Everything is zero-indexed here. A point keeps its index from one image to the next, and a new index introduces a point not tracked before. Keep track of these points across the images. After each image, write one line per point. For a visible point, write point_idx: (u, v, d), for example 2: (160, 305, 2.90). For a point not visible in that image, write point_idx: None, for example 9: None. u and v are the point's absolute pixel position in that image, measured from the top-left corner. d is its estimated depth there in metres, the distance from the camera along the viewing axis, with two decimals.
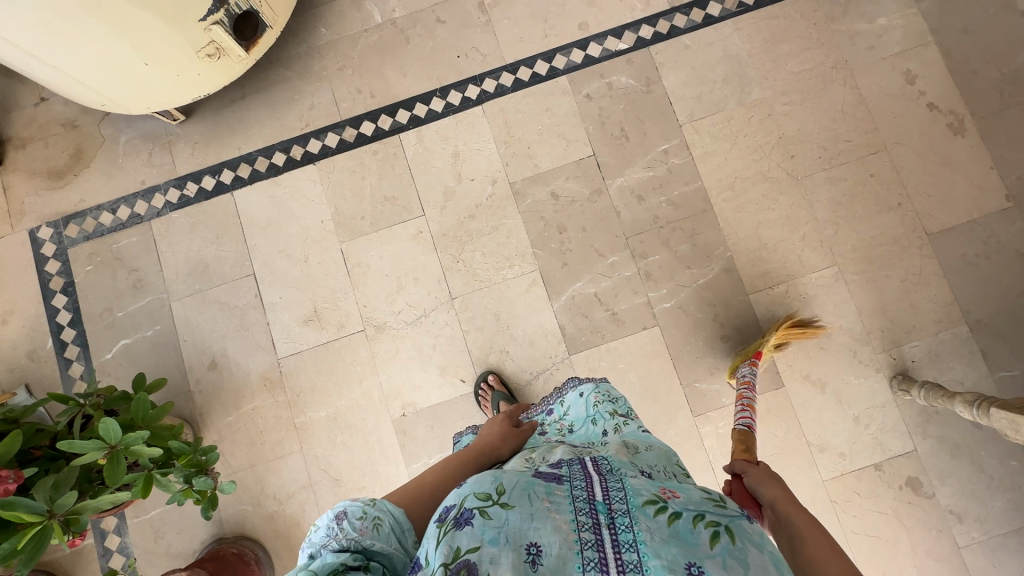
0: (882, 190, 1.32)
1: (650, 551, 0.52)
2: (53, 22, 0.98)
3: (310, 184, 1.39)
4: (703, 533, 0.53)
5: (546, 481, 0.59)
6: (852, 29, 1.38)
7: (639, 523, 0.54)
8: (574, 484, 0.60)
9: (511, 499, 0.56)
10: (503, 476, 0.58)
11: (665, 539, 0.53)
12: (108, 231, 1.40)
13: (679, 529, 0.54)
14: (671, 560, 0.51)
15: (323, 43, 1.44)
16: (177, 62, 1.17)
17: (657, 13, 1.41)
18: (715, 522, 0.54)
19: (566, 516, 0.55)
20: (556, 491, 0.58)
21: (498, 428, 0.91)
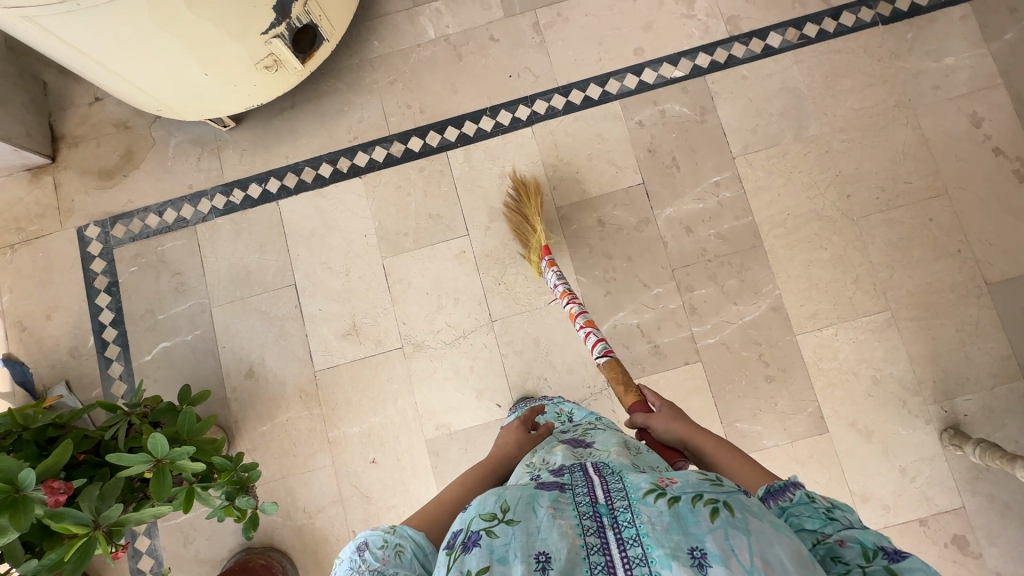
0: (941, 235, 1.28)
1: (653, 541, 0.48)
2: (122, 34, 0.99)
3: (356, 198, 1.38)
4: (703, 510, 0.50)
5: (548, 490, 0.56)
6: (916, 67, 1.34)
7: (641, 515, 0.51)
8: (575, 489, 0.56)
9: (517, 515, 0.52)
10: (506, 493, 0.55)
11: (667, 527, 0.49)
12: (153, 232, 1.41)
13: (679, 511, 0.50)
14: (675, 547, 0.47)
15: (376, 56, 1.44)
16: (236, 73, 1.17)
17: (715, 42, 1.38)
18: (714, 498, 0.51)
19: (570, 520, 0.52)
20: (558, 497, 0.55)
21: (515, 436, 0.85)
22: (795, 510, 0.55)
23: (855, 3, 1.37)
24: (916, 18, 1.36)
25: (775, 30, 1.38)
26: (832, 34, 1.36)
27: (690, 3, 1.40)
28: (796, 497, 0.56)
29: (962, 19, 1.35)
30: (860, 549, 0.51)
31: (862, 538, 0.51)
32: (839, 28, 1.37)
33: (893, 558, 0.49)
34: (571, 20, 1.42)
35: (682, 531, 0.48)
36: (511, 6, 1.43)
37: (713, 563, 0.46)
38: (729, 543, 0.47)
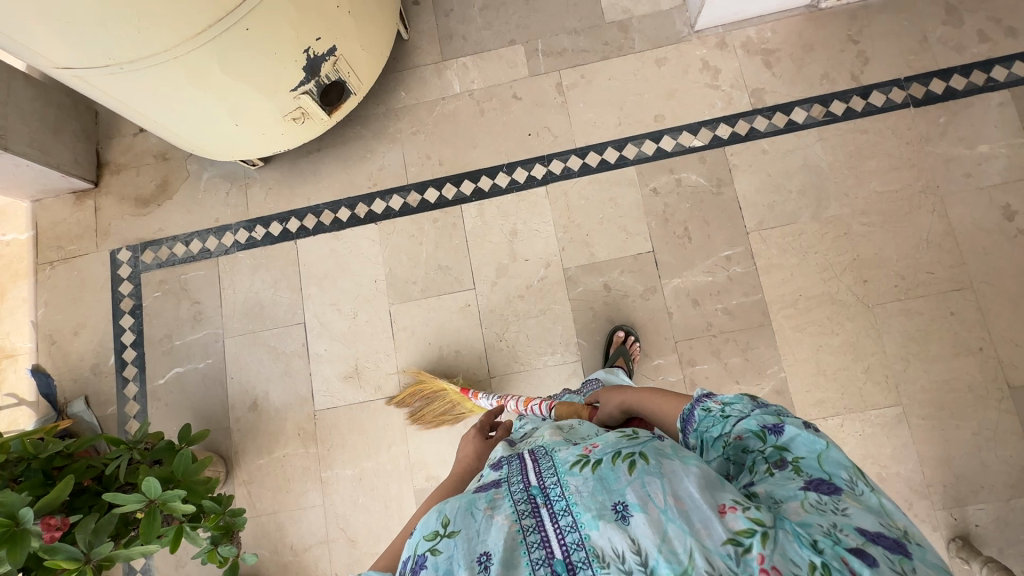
0: (963, 331, 1.23)
1: (582, 507, 0.51)
2: (163, 93, 1.05)
3: (369, 243, 1.43)
4: (622, 466, 0.54)
5: (484, 491, 0.57)
6: (947, 153, 1.30)
7: (569, 487, 0.54)
8: (510, 481, 0.58)
9: (456, 525, 0.52)
10: (445, 507, 0.55)
11: (592, 490, 0.53)
12: (179, 260, 1.49)
13: (602, 473, 0.54)
14: (600, 507, 0.51)
15: (402, 106, 1.49)
16: (265, 124, 1.23)
17: (738, 113, 1.38)
18: (630, 453, 0.55)
19: (506, 512, 0.53)
20: (495, 495, 0.56)
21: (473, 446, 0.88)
22: (702, 426, 0.66)
23: (886, 83, 1.34)
24: (951, 102, 1.32)
25: (800, 106, 1.36)
26: (859, 113, 1.34)
27: (715, 73, 1.40)
28: (700, 413, 0.67)
29: (1000, 106, 1.30)
30: (754, 434, 0.61)
31: (750, 424, 0.61)
32: (867, 107, 1.34)
33: (774, 431, 0.60)
34: (594, 82, 1.43)
35: (605, 491, 0.52)
36: (537, 65, 1.46)
37: (634, 512, 0.49)
38: (645, 489, 0.51)
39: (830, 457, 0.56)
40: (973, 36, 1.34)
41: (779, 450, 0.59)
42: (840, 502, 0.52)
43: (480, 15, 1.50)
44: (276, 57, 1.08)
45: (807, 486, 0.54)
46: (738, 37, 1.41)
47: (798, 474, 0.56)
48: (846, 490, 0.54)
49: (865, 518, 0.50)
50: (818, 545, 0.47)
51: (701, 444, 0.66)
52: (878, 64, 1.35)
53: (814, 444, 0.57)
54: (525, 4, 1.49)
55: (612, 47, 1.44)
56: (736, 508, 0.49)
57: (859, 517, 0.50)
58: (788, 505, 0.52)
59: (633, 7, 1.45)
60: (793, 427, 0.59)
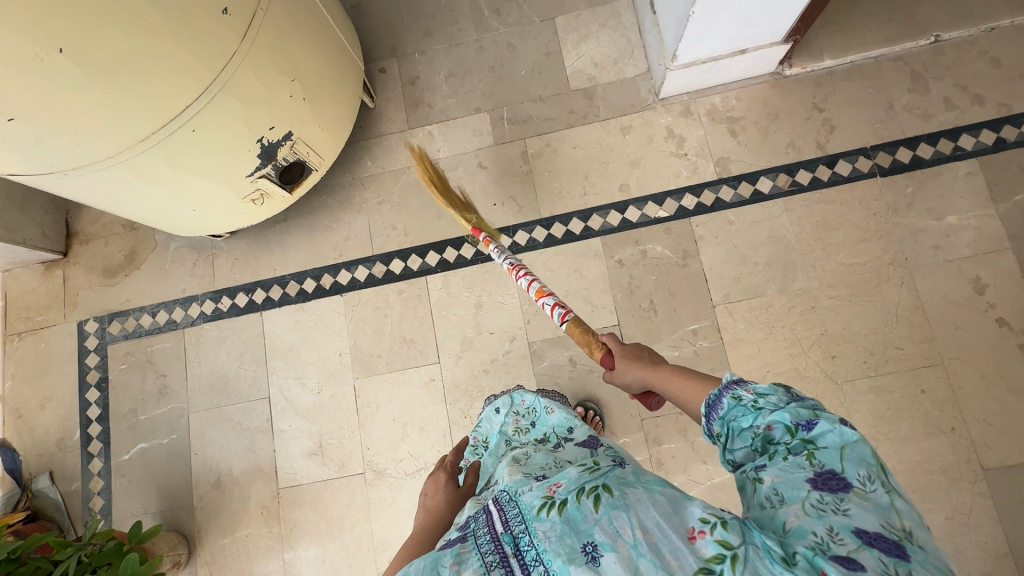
0: (934, 410, 1.20)
1: (551, 554, 0.50)
2: (117, 192, 1.05)
3: (335, 316, 1.42)
4: (587, 503, 0.53)
5: (451, 547, 0.55)
6: (915, 224, 1.28)
7: (537, 534, 0.53)
8: (477, 533, 0.57)
9: None
10: (409, 569, 0.52)
11: (559, 534, 0.51)
12: (145, 332, 1.48)
13: (568, 514, 0.53)
14: (569, 550, 0.50)
15: (368, 175, 1.48)
16: (224, 207, 1.23)
17: (704, 182, 1.36)
18: (593, 488, 0.55)
19: (473, 565, 0.52)
20: (462, 550, 0.54)
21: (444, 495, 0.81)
22: (731, 413, 0.60)
23: (852, 151, 1.33)
24: (918, 171, 1.30)
25: (766, 175, 1.35)
26: (826, 182, 1.32)
27: (680, 141, 1.39)
28: (727, 402, 0.61)
29: (968, 175, 1.29)
30: (783, 427, 0.56)
31: (783, 417, 0.56)
32: (833, 177, 1.32)
33: (807, 426, 0.54)
34: (560, 150, 1.43)
35: (573, 533, 0.51)
36: (502, 133, 1.46)
37: (603, 551, 0.48)
38: (612, 525, 0.50)
39: (857, 452, 0.51)
40: (939, 104, 1.33)
41: (804, 444, 0.54)
42: (844, 501, 0.48)
43: (446, 83, 1.50)
44: (227, 149, 1.07)
45: (816, 479, 0.50)
46: (703, 105, 1.40)
47: (811, 463, 0.52)
48: (856, 487, 0.49)
49: (866, 519, 0.46)
50: (795, 559, 0.44)
51: (728, 432, 0.60)
52: (844, 132, 1.34)
53: (845, 438, 0.52)
54: (491, 72, 1.49)
55: (577, 115, 1.44)
56: (705, 530, 0.47)
57: (860, 518, 0.46)
58: (789, 506, 0.49)
59: (598, 74, 1.45)
60: (827, 423, 0.53)
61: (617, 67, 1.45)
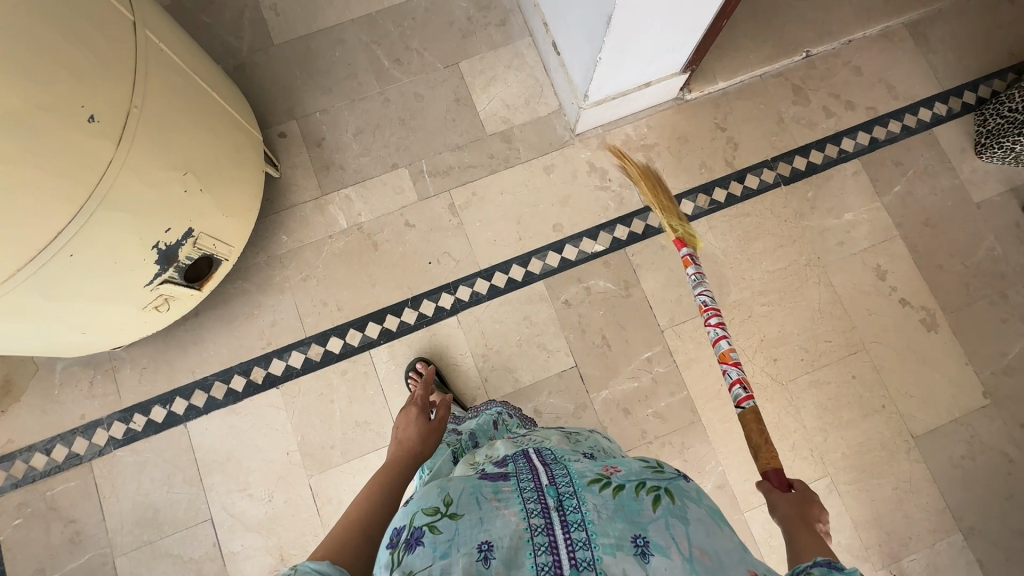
0: (866, 392, 1.32)
1: (598, 528, 0.53)
2: None
3: (274, 412, 1.28)
4: (645, 500, 0.57)
5: (493, 482, 0.60)
6: (821, 225, 1.40)
7: (586, 503, 0.56)
8: (519, 476, 0.60)
9: (460, 508, 0.55)
10: (450, 487, 0.58)
11: (611, 515, 0.54)
12: (40, 475, 1.25)
13: (623, 499, 0.56)
14: (618, 534, 0.53)
15: (285, 251, 1.36)
16: (121, 321, 1.06)
17: (632, 212, 1.40)
18: (656, 487, 0.58)
19: (514, 507, 0.55)
20: (503, 488, 0.58)
21: (415, 428, 0.82)
22: None
23: (756, 165, 1.43)
24: (814, 176, 1.42)
25: (686, 197, 1.41)
26: (740, 197, 1.41)
27: (603, 174, 1.42)
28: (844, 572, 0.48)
29: (854, 175, 1.43)
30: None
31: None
32: (745, 191, 1.41)
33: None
34: (487, 197, 1.40)
35: (625, 518, 0.54)
36: (425, 187, 1.40)
37: (654, 551, 0.52)
38: (670, 531, 0.54)
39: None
40: (820, 112, 1.46)
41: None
42: None
43: (356, 141, 1.42)
44: (118, 263, 0.93)
45: None
46: (618, 135, 1.44)
47: None
48: None
49: None
50: None
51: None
52: (747, 148, 1.44)
53: None
54: (402, 124, 1.43)
55: (498, 159, 1.42)
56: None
57: None
58: None
59: (512, 116, 1.44)
60: None
61: (529, 108, 1.44)
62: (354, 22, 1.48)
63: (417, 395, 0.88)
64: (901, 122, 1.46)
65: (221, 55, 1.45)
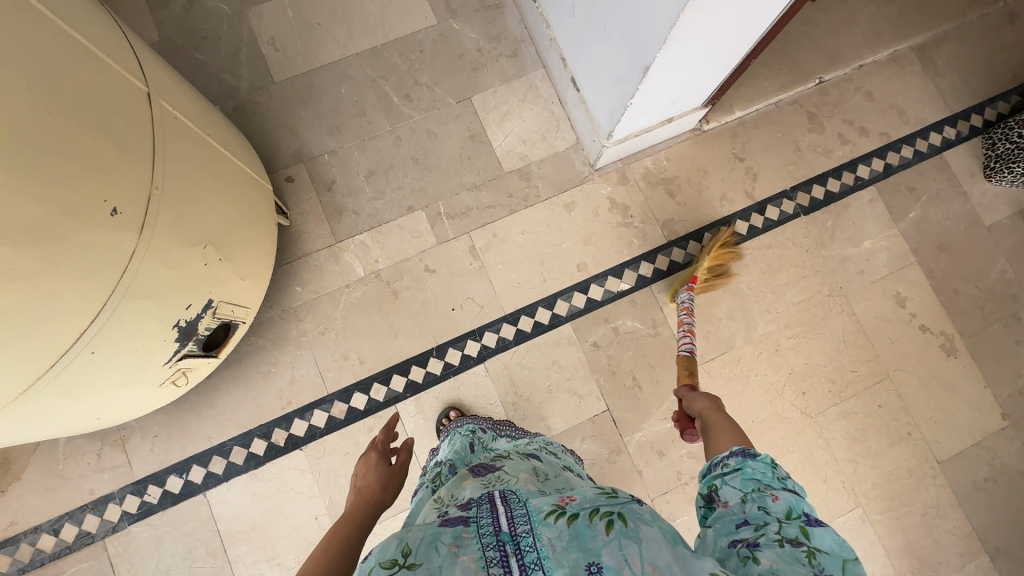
0: (892, 421, 1.33)
1: (554, 562, 0.50)
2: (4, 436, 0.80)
3: (299, 475, 1.23)
4: (599, 524, 0.53)
5: (452, 527, 0.54)
6: (841, 254, 1.40)
7: (541, 537, 0.52)
8: (479, 521, 0.55)
9: (419, 556, 0.50)
10: (408, 535, 0.52)
11: (566, 546, 0.51)
12: (49, 557, 1.17)
13: (578, 528, 0.52)
14: (574, 564, 0.49)
15: (300, 303, 1.29)
16: (138, 401, 0.98)
17: (655, 248, 1.38)
18: (609, 512, 0.54)
19: (473, 553, 0.50)
20: (462, 534, 0.53)
21: (376, 473, 0.73)
22: (750, 470, 0.57)
23: (776, 195, 1.42)
24: (832, 205, 1.43)
25: (709, 231, 1.39)
26: (761, 229, 1.40)
27: (624, 210, 1.39)
28: (745, 464, 0.57)
29: (871, 202, 1.43)
30: (788, 508, 0.53)
31: (797, 504, 0.53)
32: (766, 222, 1.41)
33: (812, 522, 0.51)
34: (508, 239, 1.35)
35: (580, 547, 0.51)
36: (443, 230, 1.35)
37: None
38: (622, 553, 0.50)
39: (853, 569, 0.48)
40: (836, 139, 1.46)
41: (803, 532, 0.50)
42: None
43: (368, 183, 1.35)
44: (140, 349, 0.86)
45: None
46: (637, 169, 1.41)
47: (812, 562, 0.48)
48: None
49: None
50: None
51: (736, 472, 0.57)
52: (765, 178, 1.43)
53: (845, 550, 0.49)
54: (416, 164, 1.37)
55: (517, 198, 1.37)
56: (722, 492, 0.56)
57: None
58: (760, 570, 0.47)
59: (530, 152, 1.39)
60: (832, 530, 0.50)
61: (546, 143, 1.40)
62: (358, 56, 1.41)
63: (376, 438, 0.79)
64: (912, 147, 1.48)
65: (220, 95, 1.36)
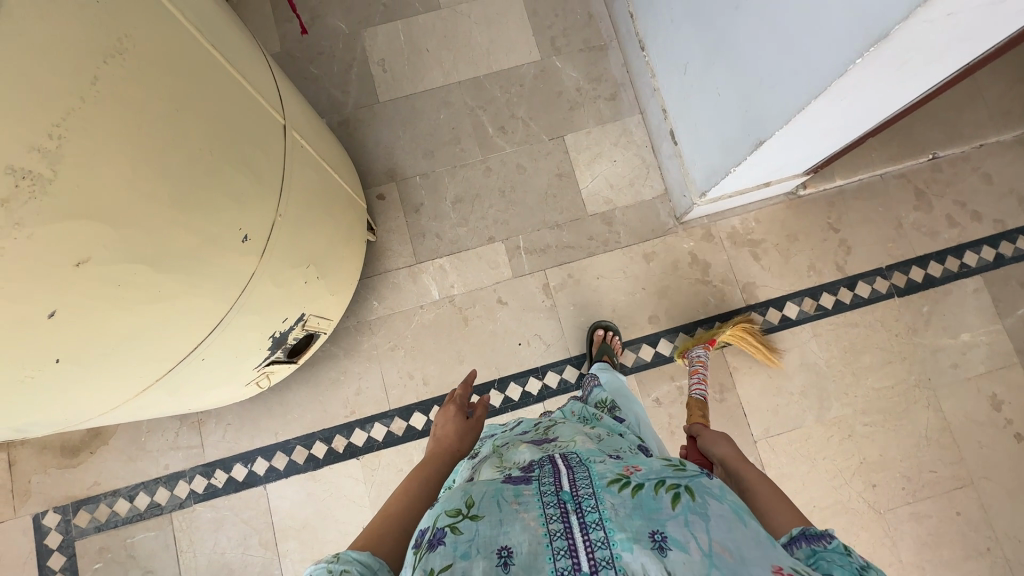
0: (970, 531, 1.24)
1: (615, 526, 0.48)
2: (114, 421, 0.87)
3: (352, 483, 1.27)
4: (664, 497, 0.51)
5: (513, 484, 0.53)
6: (934, 343, 1.32)
7: (604, 502, 0.50)
8: (541, 478, 0.54)
9: (481, 510, 0.50)
10: (472, 489, 0.53)
11: (629, 512, 0.49)
12: (122, 521, 1.26)
13: (642, 498, 0.50)
14: (636, 531, 0.47)
15: (375, 317, 1.34)
16: (223, 395, 1.04)
17: (732, 310, 1.34)
18: (675, 484, 0.52)
19: (534, 511, 0.50)
20: (523, 491, 0.52)
21: (454, 424, 0.89)
22: (827, 558, 0.49)
23: (869, 272, 1.35)
24: (931, 290, 1.34)
25: (792, 300, 1.34)
26: (849, 305, 1.34)
27: (704, 268, 1.36)
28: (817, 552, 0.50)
29: (975, 292, 1.34)
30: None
31: None
32: (855, 299, 1.34)
33: None
34: (583, 281, 1.35)
35: (644, 516, 0.49)
36: (520, 264, 1.36)
37: (672, 547, 0.46)
38: (688, 528, 0.48)
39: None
40: (943, 221, 1.37)
41: None
42: None
43: (454, 210, 1.39)
44: (239, 357, 0.92)
45: None
46: (723, 227, 1.37)
47: None
48: None
49: None
50: None
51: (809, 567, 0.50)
52: (860, 253, 1.36)
53: None
54: (502, 196, 1.39)
55: (597, 242, 1.37)
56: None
57: None
58: None
59: (615, 197, 1.39)
60: None
61: (633, 189, 1.39)
62: (460, 85, 1.45)
63: (456, 394, 0.97)
64: None
65: (328, 109, 1.44)
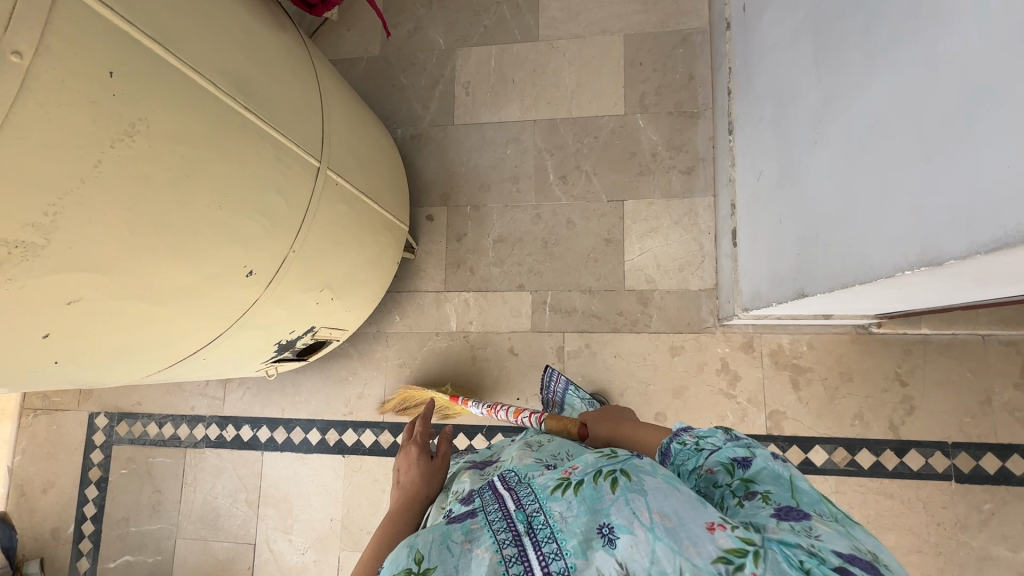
0: None
1: (567, 533, 0.44)
2: None
3: (333, 476, 1.36)
4: (604, 485, 0.47)
5: (460, 522, 0.48)
6: (983, 549, 1.11)
7: (552, 513, 0.46)
8: (487, 508, 0.49)
9: (433, 560, 0.43)
10: (417, 539, 0.45)
11: (576, 513, 0.45)
12: (149, 442, 1.46)
13: (585, 494, 0.46)
14: (587, 532, 0.44)
15: (393, 331, 1.40)
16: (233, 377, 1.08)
17: (750, 435, 1.22)
18: (611, 469, 0.48)
19: (486, 543, 0.45)
20: (472, 526, 0.47)
21: (418, 469, 0.71)
22: (681, 461, 0.58)
23: (928, 442, 1.16)
24: (1003, 487, 1.12)
25: (822, 444, 1.19)
26: (889, 472, 1.16)
27: (732, 379, 1.24)
28: (672, 451, 0.59)
29: None
30: (725, 467, 0.54)
31: (724, 454, 0.55)
32: (899, 467, 1.16)
33: (748, 464, 0.53)
34: (598, 355, 1.30)
35: (589, 512, 0.45)
36: (541, 320, 1.34)
37: (620, 534, 0.42)
38: (630, 508, 0.44)
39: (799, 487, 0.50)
40: None
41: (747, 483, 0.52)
42: (810, 527, 0.45)
43: (493, 248, 1.39)
44: (241, 359, 0.98)
45: (778, 512, 0.48)
46: (769, 342, 1.24)
47: (766, 501, 0.49)
48: (816, 515, 0.47)
49: (835, 539, 0.43)
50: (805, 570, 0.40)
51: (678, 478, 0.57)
52: (924, 417, 1.17)
53: (780, 473, 0.51)
54: (543, 247, 1.36)
55: (625, 319, 1.31)
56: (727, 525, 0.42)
57: (830, 539, 0.43)
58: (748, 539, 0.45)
59: (659, 278, 1.30)
60: (762, 458, 0.52)
61: (680, 275, 1.30)
62: (535, 123, 1.42)
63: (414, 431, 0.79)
64: None
65: (406, 120, 1.48)
